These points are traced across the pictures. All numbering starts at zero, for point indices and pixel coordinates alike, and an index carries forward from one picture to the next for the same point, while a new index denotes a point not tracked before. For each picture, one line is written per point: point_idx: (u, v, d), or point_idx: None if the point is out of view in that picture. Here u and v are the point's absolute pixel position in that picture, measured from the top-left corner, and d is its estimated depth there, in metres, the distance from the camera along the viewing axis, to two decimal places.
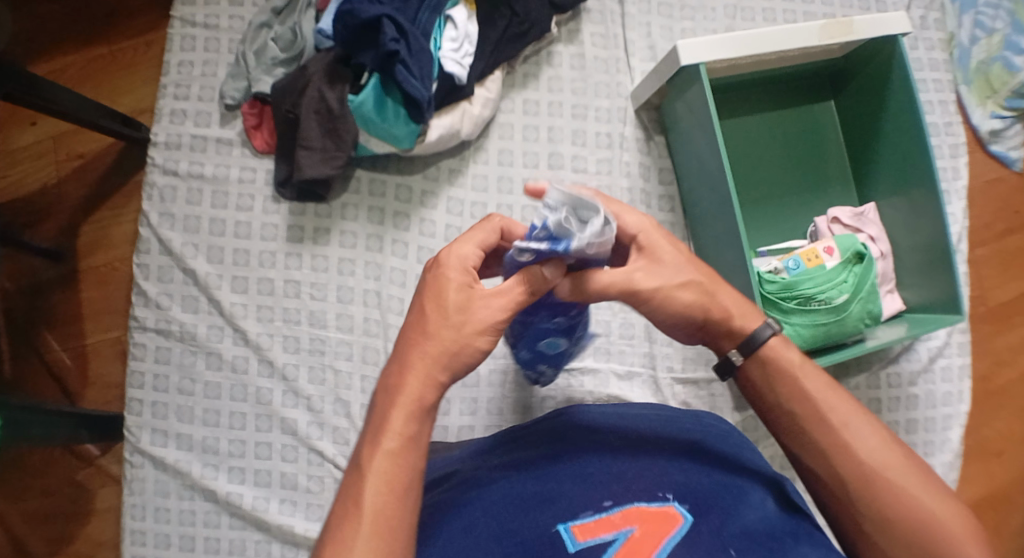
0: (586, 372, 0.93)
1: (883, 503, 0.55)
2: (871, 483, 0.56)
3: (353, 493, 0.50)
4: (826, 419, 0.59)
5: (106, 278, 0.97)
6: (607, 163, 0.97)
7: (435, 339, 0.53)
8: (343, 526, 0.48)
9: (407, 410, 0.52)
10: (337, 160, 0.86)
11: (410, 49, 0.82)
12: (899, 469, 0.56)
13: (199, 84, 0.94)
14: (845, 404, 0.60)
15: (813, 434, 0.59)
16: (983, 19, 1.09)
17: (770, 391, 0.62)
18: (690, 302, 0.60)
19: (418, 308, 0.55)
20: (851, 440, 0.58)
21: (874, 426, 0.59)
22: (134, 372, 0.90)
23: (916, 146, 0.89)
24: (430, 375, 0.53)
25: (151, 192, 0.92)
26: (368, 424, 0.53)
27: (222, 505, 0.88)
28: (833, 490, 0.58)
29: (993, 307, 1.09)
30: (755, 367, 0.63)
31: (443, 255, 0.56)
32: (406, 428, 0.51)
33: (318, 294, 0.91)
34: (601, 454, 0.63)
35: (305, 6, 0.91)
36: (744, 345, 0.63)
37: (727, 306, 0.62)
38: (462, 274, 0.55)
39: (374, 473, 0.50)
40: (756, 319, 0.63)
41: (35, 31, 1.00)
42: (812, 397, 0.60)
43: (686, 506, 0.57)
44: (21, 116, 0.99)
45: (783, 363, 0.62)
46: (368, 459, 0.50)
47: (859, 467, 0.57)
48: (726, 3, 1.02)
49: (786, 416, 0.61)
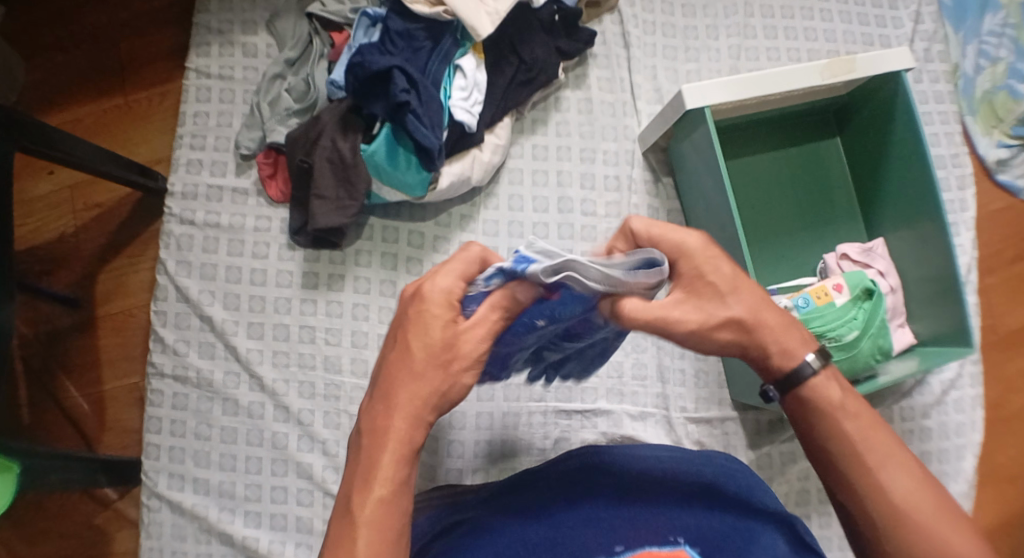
0: (600, 413, 0.94)
1: (913, 549, 0.53)
2: (903, 530, 0.53)
3: (344, 542, 0.50)
4: (863, 462, 0.55)
5: (124, 325, 0.99)
6: (616, 205, 0.98)
7: (419, 379, 0.51)
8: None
9: (396, 452, 0.51)
10: (350, 208, 0.87)
11: (421, 99, 0.84)
12: (935, 518, 0.53)
13: (215, 134, 0.96)
14: (888, 445, 0.55)
15: (848, 475, 0.56)
16: (987, 48, 1.10)
17: (807, 426, 0.58)
18: (730, 340, 0.56)
19: (402, 344, 0.52)
20: (889, 485, 0.54)
21: (916, 470, 0.55)
22: (151, 418, 0.91)
23: (923, 181, 0.90)
24: (414, 419, 0.52)
25: (168, 240, 0.94)
26: (354, 466, 0.52)
27: (239, 548, 0.89)
28: (863, 530, 0.56)
29: (1004, 336, 1.08)
30: (793, 403, 0.59)
31: (425, 287, 0.52)
32: (396, 473, 0.51)
33: (333, 339, 0.92)
34: (612, 493, 0.63)
35: (318, 58, 0.93)
36: (782, 381, 0.58)
37: (764, 343, 0.57)
38: (446, 309, 0.52)
39: (366, 522, 0.50)
40: (800, 352, 0.57)
41: (53, 84, 1.02)
42: (851, 437, 0.56)
43: (697, 550, 0.59)
44: (39, 167, 1.01)
45: (825, 400, 0.57)
46: (359, 505, 0.50)
47: (893, 512, 0.54)
48: (731, 43, 1.04)
49: (823, 454, 0.57)
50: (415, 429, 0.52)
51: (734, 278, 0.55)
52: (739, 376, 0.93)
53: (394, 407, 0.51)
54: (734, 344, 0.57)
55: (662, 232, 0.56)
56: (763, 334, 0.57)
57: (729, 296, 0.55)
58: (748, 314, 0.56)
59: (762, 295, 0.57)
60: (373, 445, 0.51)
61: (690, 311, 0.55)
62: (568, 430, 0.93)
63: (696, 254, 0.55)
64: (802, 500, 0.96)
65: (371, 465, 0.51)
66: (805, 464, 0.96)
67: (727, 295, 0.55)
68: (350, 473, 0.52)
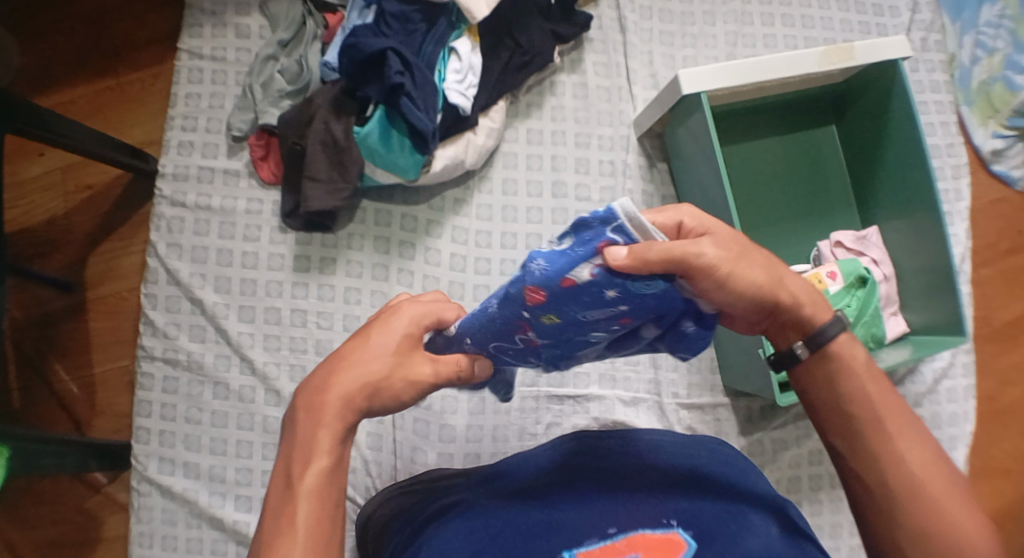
0: (592, 399, 0.94)
1: (919, 515, 0.52)
2: (912, 496, 0.52)
3: (283, 510, 0.48)
4: (881, 425, 0.54)
5: (114, 308, 0.98)
6: (610, 191, 0.98)
7: (360, 364, 0.51)
8: (268, 547, 0.47)
9: (333, 428, 0.50)
10: (344, 191, 0.87)
11: (415, 82, 0.83)
12: (945, 490, 0.52)
13: (207, 116, 0.95)
14: (904, 415, 0.55)
15: (864, 438, 0.55)
16: (983, 39, 1.10)
17: (826, 386, 0.57)
18: (763, 283, 0.53)
19: (361, 334, 0.53)
20: (904, 451, 0.53)
21: (929, 444, 0.54)
22: (142, 402, 0.91)
23: (920, 171, 0.90)
24: (349, 399, 0.50)
25: (158, 223, 0.93)
26: (289, 440, 0.50)
27: (230, 533, 0.88)
28: (870, 496, 0.55)
29: (997, 327, 1.08)
30: (819, 364, 0.57)
31: (404, 306, 0.55)
32: (334, 448, 0.49)
33: (325, 323, 0.92)
34: (601, 480, 0.63)
35: (311, 39, 0.92)
36: (811, 339, 0.57)
37: (796, 293, 0.56)
38: (412, 325, 0.55)
39: (303, 494, 0.48)
40: (827, 312, 0.57)
41: (44, 66, 1.01)
42: (872, 401, 0.55)
43: (691, 533, 0.56)
44: (30, 149, 1.00)
45: (850, 363, 0.56)
46: (298, 477, 0.48)
47: (906, 476, 0.53)
48: (727, 30, 1.03)
49: (840, 415, 0.56)
50: (349, 407, 0.50)
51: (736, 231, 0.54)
52: (734, 363, 0.93)
53: (336, 383, 0.50)
54: (770, 285, 0.53)
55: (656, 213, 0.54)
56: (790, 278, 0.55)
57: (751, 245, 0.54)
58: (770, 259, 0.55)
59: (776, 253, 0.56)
60: (308, 421, 0.49)
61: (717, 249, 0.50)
62: (560, 416, 0.93)
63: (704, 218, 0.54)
64: (793, 487, 0.96)
65: (308, 440, 0.49)
66: (796, 451, 0.97)
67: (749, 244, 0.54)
68: (287, 449, 0.50)
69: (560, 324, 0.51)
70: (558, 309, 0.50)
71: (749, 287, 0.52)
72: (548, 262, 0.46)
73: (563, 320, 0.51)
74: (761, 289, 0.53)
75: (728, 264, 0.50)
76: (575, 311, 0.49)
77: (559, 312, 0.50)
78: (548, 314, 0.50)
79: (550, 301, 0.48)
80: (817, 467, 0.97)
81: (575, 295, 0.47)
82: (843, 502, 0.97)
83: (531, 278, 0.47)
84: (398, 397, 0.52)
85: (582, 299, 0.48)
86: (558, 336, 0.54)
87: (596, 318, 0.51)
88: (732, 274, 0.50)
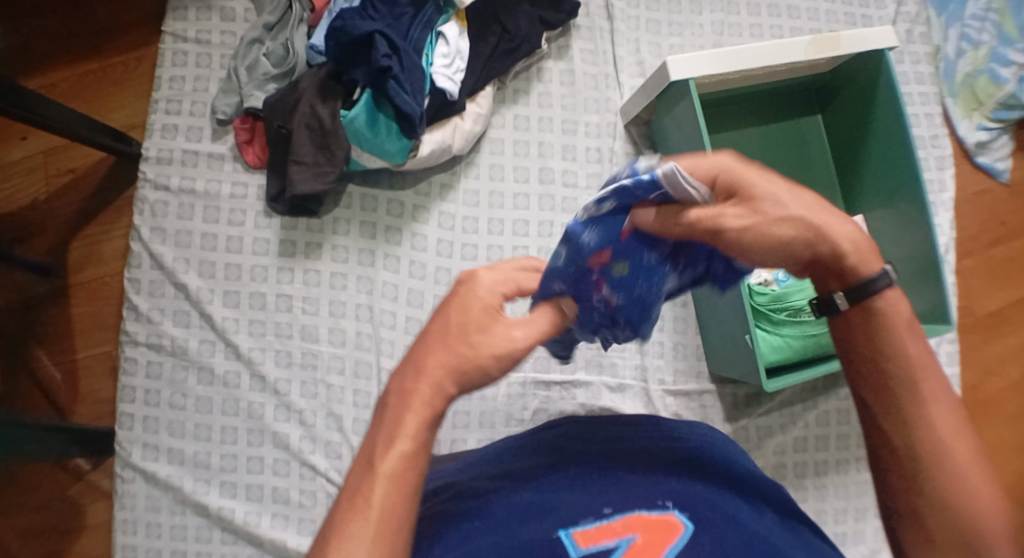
0: (578, 385, 0.94)
1: (943, 482, 0.52)
2: (936, 462, 0.52)
3: (361, 485, 0.46)
4: (915, 388, 0.53)
5: (97, 293, 0.97)
6: (597, 177, 0.98)
7: (447, 345, 0.48)
8: (340, 523, 0.45)
9: (421, 414, 0.47)
10: (329, 175, 0.86)
11: (402, 65, 0.82)
12: (970, 459, 0.52)
13: (191, 99, 0.94)
14: (939, 378, 0.54)
15: (897, 398, 0.54)
16: (969, 32, 1.10)
17: (864, 340, 0.55)
18: (794, 237, 0.52)
19: (439, 311, 0.49)
20: (933, 417, 0.53)
21: (959, 411, 0.54)
22: (124, 388, 0.89)
23: (903, 159, 0.90)
24: (439, 387, 0.47)
25: (142, 206, 0.92)
26: (376, 424, 0.48)
27: (214, 519, 0.88)
28: (894, 455, 0.54)
29: (980, 316, 1.10)
30: (857, 317, 0.55)
31: (480, 273, 0.51)
32: (418, 434, 0.47)
33: (311, 308, 0.91)
34: (600, 462, 0.62)
35: (297, 22, 0.91)
36: (853, 290, 0.54)
37: (838, 242, 0.53)
38: (492, 295, 0.50)
39: (381, 478, 0.46)
40: (875, 263, 0.54)
41: (25, 47, 1.00)
42: (911, 363, 0.53)
43: (686, 515, 0.55)
44: (12, 132, 0.99)
45: (891, 319, 0.54)
46: (379, 457, 0.46)
47: (932, 442, 0.53)
48: (714, 19, 1.03)
49: (874, 372, 0.55)
50: (437, 391, 0.47)
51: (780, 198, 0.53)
52: (719, 350, 0.93)
53: (426, 370, 0.47)
54: (802, 240, 0.52)
55: (692, 158, 0.53)
56: (832, 228, 0.53)
57: (786, 195, 0.52)
58: (814, 217, 0.52)
59: (820, 198, 0.54)
60: (395, 403, 0.47)
61: (738, 210, 0.51)
62: (547, 401, 0.93)
63: (737, 169, 0.52)
64: (778, 474, 0.96)
65: (393, 423, 0.47)
66: (781, 438, 0.97)
67: (783, 195, 0.52)
68: (373, 430, 0.48)
69: (630, 273, 0.56)
70: (625, 256, 0.55)
71: (774, 248, 0.52)
72: (594, 228, 0.53)
73: (631, 268, 0.56)
74: (790, 246, 0.52)
75: (751, 227, 0.51)
76: (639, 251, 0.55)
77: (627, 259, 0.55)
78: (617, 266, 0.55)
79: (615, 253, 0.54)
80: (802, 453, 0.97)
81: (634, 236, 0.54)
82: (828, 488, 0.97)
83: (588, 248, 0.53)
84: (486, 371, 0.48)
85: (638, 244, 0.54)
86: (630, 292, 0.57)
87: (655, 259, 0.56)
88: (758, 234, 0.52)
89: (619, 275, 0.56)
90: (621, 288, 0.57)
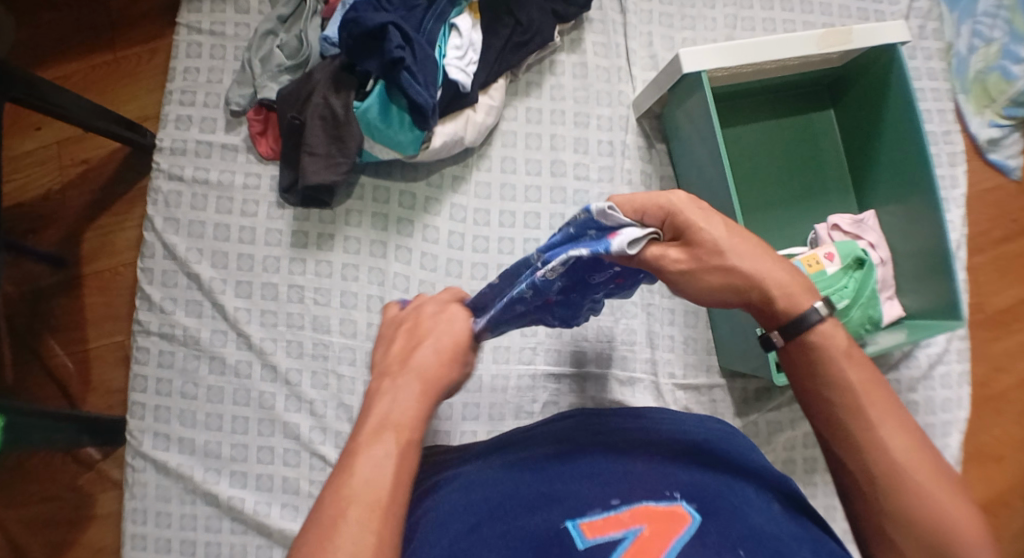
0: (588, 378, 0.94)
1: (905, 501, 0.49)
2: (894, 481, 0.50)
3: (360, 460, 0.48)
4: (862, 412, 0.52)
5: (108, 283, 0.98)
6: (609, 170, 0.98)
7: (432, 359, 0.56)
8: (350, 488, 0.46)
9: (417, 410, 0.53)
10: (341, 166, 0.87)
11: (415, 57, 0.83)
12: (930, 474, 0.50)
13: (205, 90, 0.95)
14: (888, 400, 0.52)
15: (845, 422, 0.52)
16: (981, 29, 1.10)
17: (808, 373, 0.55)
18: (724, 284, 0.56)
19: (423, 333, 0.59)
20: (887, 439, 0.51)
21: (913, 429, 0.51)
22: (137, 377, 0.90)
23: (915, 154, 0.90)
24: (428, 388, 0.54)
25: (156, 197, 0.93)
26: (375, 410, 0.52)
27: (223, 509, 0.88)
28: (853, 477, 0.52)
29: (992, 313, 1.09)
30: (797, 351, 0.55)
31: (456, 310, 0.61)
32: (414, 425, 0.51)
33: (322, 299, 0.92)
34: (565, 470, 0.61)
35: (311, 15, 0.92)
36: (787, 328, 0.55)
37: (766, 289, 0.55)
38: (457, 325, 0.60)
39: (387, 453, 0.48)
40: (805, 300, 0.55)
41: (41, 38, 1.01)
42: (852, 389, 0.52)
43: (694, 506, 0.54)
44: (27, 122, 0.99)
45: (829, 351, 0.54)
46: (382, 438, 0.49)
47: (889, 465, 0.50)
48: (726, 12, 1.04)
49: (821, 400, 0.54)
50: (437, 385, 0.55)
51: (728, 237, 0.55)
52: (730, 345, 0.94)
53: (426, 369, 0.55)
54: (731, 288, 0.56)
55: (646, 198, 0.57)
56: (764, 275, 0.55)
57: (724, 243, 0.55)
58: (749, 267, 0.55)
59: (759, 244, 0.56)
60: (402, 389, 0.53)
61: (679, 255, 0.56)
62: (556, 394, 0.94)
63: (685, 211, 0.56)
64: (787, 469, 0.96)
65: (394, 415, 0.51)
66: (791, 433, 0.97)
67: (722, 241, 0.55)
68: (369, 415, 0.51)
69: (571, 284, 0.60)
70: (569, 275, 0.58)
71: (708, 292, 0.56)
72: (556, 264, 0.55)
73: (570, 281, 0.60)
74: (720, 290, 0.56)
75: (687, 271, 0.56)
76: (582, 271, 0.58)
77: (570, 277, 0.59)
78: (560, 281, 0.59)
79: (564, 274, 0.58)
80: (811, 449, 0.97)
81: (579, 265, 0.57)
82: None
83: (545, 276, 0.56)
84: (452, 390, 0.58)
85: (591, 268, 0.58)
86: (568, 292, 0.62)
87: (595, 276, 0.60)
88: (692, 279, 0.56)
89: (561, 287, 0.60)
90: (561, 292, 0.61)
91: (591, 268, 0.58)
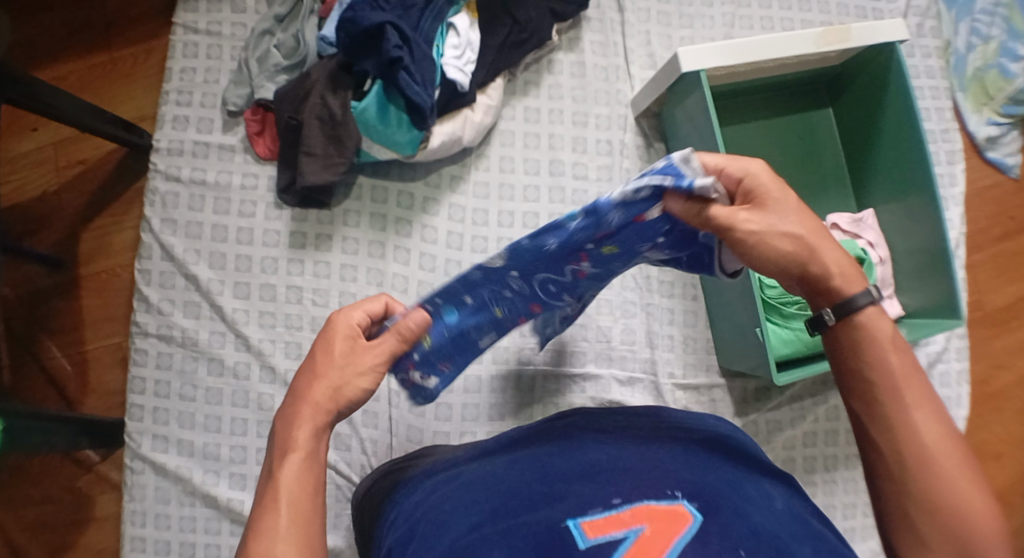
0: (587, 378, 0.94)
1: (930, 486, 0.49)
2: (923, 466, 0.49)
3: (267, 501, 0.49)
4: (901, 395, 0.51)
5: (106, 285, 0.97)
6: (607, 170, 0.98)
7: (321, 373, 0.55)
8: (258, 523, 0.48)
9: (309, 427, 0.52)
10: (340, 166, 0.86)
11: (413, 56, 0.82)
12: (956, 463, 0.49)
13: (202, 91, 0.94)
14: (926, 388, 0.52)
15: (881, 404, 0.52)
16: (979, 27, 1.10)
17: (850, 354, 0.54)
18: (789, 252, 0.55)
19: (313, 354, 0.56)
20: (921, 426, 0.50)
21: (946, 419, 0.51)
22: (135, 378, 0.90)
23: (913, 152, 0.90)
24: (317, 404, 0.53)
25: (153, 198, 0.92)
26: (272, 441, 0.52)
27: (223, 511, 0.88)
28: (881, 458, 0.52)
29: (990, 312, 1.09)
30: (845, 332, 0.54)
31: (335, 317, 0.57)
32: (308, 445, 0.51)
33: (320, 300, 0.91)
34: (579, 465, 0.60)
35: (308, 14, 0.91)
36: (839, 306, 0.54)
37: (826, 266, 0.55)
38: (352, 335, 0.57)
39: (281, 491, 0.49)
40: (859, 283, 0.54)
41: (36, 39, 1.00)
42: (892, 372, 0.52)
43: (696, 505, 0.53)
44: (23, 123, 0.99)
45: (874, 334, 0.53)
46: (278, 469, 0.50)
47: (919, 449, 0.50)
48: (725, 11, 1.03)
49: (859, 379, 0.53)
50: (328, 396, 0.54)
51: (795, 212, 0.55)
52: (729, 344, 0.94)
53: (312, 388, 0.54)
54: (795, 258, 0.55)
55: (728, 158, 0.56)
56: (824, 251, 0.55)
57: (794, 216, 0.55)
58: (795, 248, 0.54)
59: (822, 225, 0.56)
60: (291, 419, 0.53)
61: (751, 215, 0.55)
62: (556, 394, 0.93)
63: (763, 177, 0.55)
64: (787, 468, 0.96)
65: (288, 439, 0.51)
66: (791, 432, 0.97)
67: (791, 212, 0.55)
68: (268, 450, 0.52)
69: (616, 254, 0.61)
70: (620, 240, 0.59)
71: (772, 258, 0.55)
72: (622, 210, 0.54)
73: (618, 251, 0.61)
74: (785, 258, 0.55)
75: (755, 232, 0.54)
76: (634, 239, 0.59)
77: (619, 244, 0.60)
78: (608, 246, 0.60)
79: (618, 235, 0.58)
80: (811, 448, 0.97)
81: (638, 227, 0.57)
82: (837, 484, 0.97)
83: (604, 227, 0.55)
84: (359, 387, 0.55)
85: (646, 233, 0.59)
86: (603, 264, 0.64)
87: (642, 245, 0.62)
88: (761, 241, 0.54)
89: (606, 252, 0.60)
90: (599, 263, 0.64)
91: (648, 234, 0.59)
